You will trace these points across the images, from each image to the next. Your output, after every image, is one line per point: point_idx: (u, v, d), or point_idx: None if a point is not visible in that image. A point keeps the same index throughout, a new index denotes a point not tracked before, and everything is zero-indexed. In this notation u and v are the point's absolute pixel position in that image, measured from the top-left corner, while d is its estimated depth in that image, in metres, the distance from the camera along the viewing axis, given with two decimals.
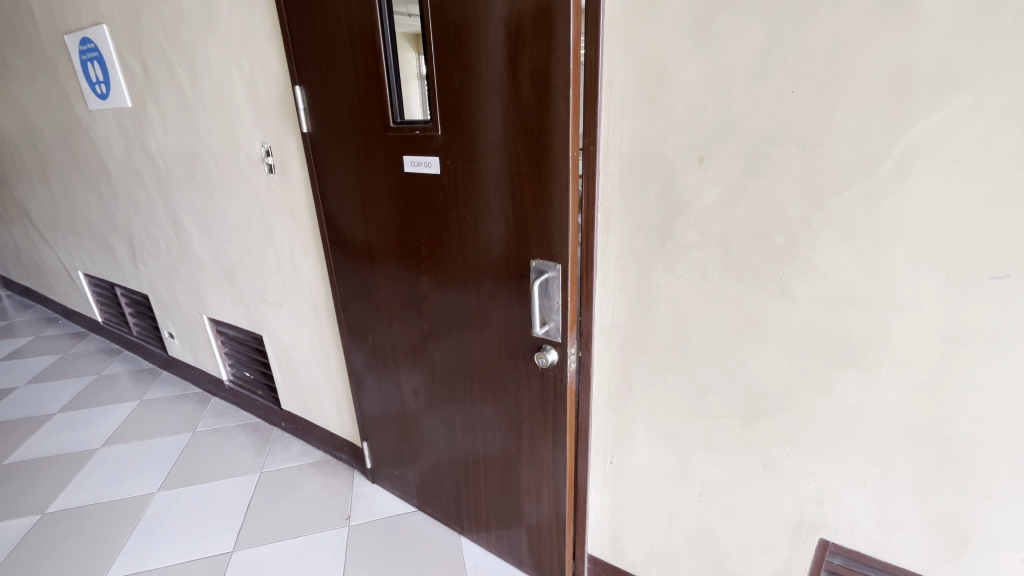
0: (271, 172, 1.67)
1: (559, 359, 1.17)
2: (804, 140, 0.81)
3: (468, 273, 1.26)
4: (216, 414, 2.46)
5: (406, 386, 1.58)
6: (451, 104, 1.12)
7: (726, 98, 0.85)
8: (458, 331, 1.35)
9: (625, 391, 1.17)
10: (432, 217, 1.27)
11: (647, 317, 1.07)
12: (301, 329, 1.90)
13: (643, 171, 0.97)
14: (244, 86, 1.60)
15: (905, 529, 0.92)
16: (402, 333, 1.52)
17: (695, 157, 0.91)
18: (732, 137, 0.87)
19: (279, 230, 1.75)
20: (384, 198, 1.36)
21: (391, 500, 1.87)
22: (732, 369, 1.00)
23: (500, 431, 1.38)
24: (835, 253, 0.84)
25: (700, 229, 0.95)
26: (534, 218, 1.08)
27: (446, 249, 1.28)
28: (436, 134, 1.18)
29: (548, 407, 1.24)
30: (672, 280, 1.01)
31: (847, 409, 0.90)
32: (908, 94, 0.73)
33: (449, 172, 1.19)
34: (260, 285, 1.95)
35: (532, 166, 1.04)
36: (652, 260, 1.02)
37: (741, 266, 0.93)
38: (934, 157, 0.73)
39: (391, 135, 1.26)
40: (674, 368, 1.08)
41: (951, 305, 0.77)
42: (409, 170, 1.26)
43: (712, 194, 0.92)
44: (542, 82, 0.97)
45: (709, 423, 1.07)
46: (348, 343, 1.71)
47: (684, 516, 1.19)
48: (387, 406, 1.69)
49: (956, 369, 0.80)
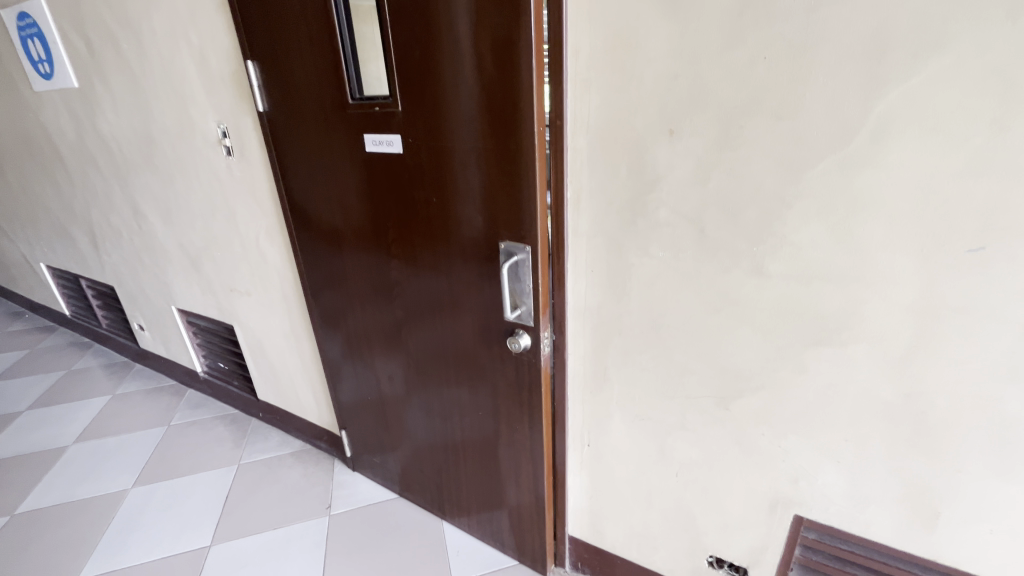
0: (230, 155, 1.58)
1: (532, 344, 1.13)
2: (777, 110, 0.77)
3: (438, 256, 1.21)
4: (191, 406, 2.40)
5: (382, 374, 1.55)
6: (411, 77, 1.05)
7: (697, 65, 0.80)
8: (431, 314, 1.31)
9: (600, 374, 1.14)
10: (398, 200, 1.22)
11: (621, 299, 1.04)
12: (271, 317, 1.84)
13: (613, 145, 0.92)
14: (194, 61, 1.50)
15: (878, 503, 0.92)
16: (374, 320, 1.47)
17: (664, 130, 0.86)
18: (704, 108, 0.82)
19: (242, 215, 1.67)
20: (348, 180, 1.29)
21: (372, 488, 1.85)
22: (707, 350, 0.98)
23: (477, 416, 1.36)
24: (809, 229, 0.81)
25: (672, 206, 0.91)
26: (502, 199, 1.03)
27: (413, 233, 1.23)
28: (398, 110, 1.11)
29: (522, 391, 1.21)
30: (645, 259, 0.97)
31: (822, 386, 0.89)
32: (885, 58, 0.69)
33: (413, 151, 1.13)
34: (227, 273, 1.88)
35: (498, 142, 0.99)
36: (624, 238, 0.98)
37: (715, 243, 0.89)
38: (910, 126, 0.70)
39: (350, 113, 1.19)
40: (650, 350, 1.05)
41: (927, 280, 0.75)
42: (371, 150, 1.20)
43: (684, 168, 0.87)
44: (504, 54, 0.91)
45: (683, 404, 1.06)
46: (321, 331, 1.66)
47: (662, 496, 1.18)
48: (364, 393, 1.65)
49: (930, 344, 0.78)
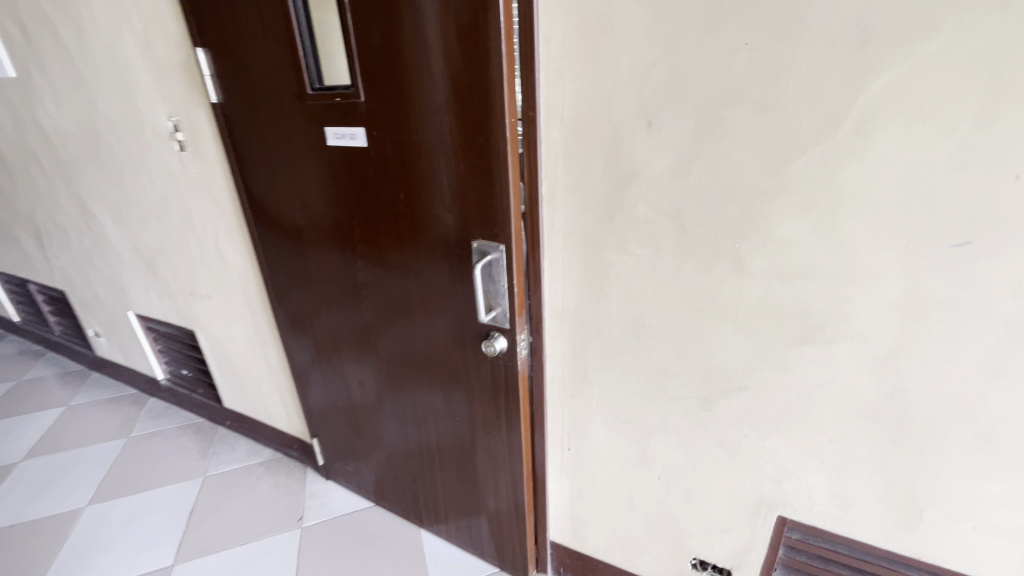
0: (183, 151, 1.47)
1: (508, 347, 1.08)
2: (759, 100, 0.73)
3: (408, 256, 1.15)
4: (153, 416, 2.27)
5: (353, 379, 1.48)
6: (373, 66, 0.98)
7: (675, 52, 0.76)
8: (402, 316, 1.25)
9: (579, 376, 1.10)
10: (364, 197, 1.15)
11: (599, 299, 0.99)
12: (234, 322, 1.75)
13: (589, 138, 0.87)
14: (140, 49, 1.39)
15: (862, 503, 0.91)
16: (342, 323, 1.40)
17: (642, 121, 0.82)
18: (683, 97, 0.77)
19: (199, 214, 1.57)
20: (310, 175, 1.21)
21: (346, 497, 1.78)
22: (688, 350, 0.95)
23: (453, 421, 1.30)
24: (792, 225, 0.77)
25: (651, 201, 0.86)
26: (473, 195, 0.97)
27: (381, 232, 1.16)
28: (360, 101, 1.04)
29: (499, 395, 1.16)
30: (624, 257, 0.93)
31: (806, 386, 0.87)
32: (869, 45, 0.65)
33: (378, 145, 1.06)
34: (186, 276, 1.77)
35: (467, 135, 0.93)
36: (601, 236, 0.94)
37: (696, 241, 0.85)
38: (896, 116, 0.67)
39: (309, 105, 1.12)
40: (630, 351, 1.01)
41: (911, 277, 0.73)
42: (333, 144, 1.12)
43: (662, 162, 0.83)
44: (471, 40, 0.85)
45: (665, 406, 1.02)
46: (287, 335, 1.58)
47: (645, 500, 1.15)
48: (335, 399, 1.58)
49: (914, 342, 0.76)
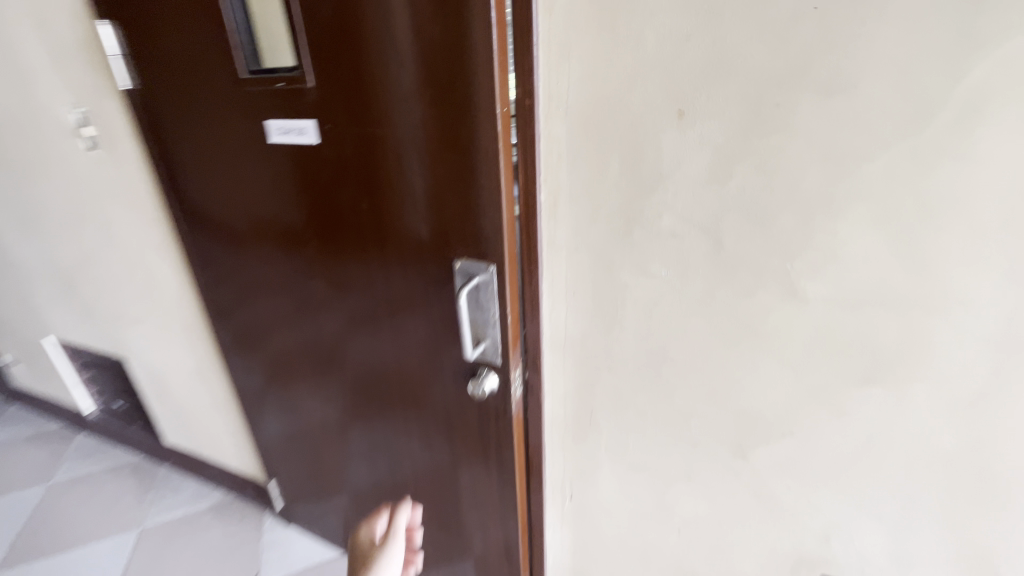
0: (95, 150, 1.22)
1: (501, 386, 0.90)
2: (828, 83, 0.56)
3: (375, 277, 0.95)
4: (81, 455, 1.97)
5: (316, 416, 1.27)
6: (323, 41, 0.77)
7: (717, 21, 0.58)
8: (371, 345, 1.05)
9: (585, 417, 0.93)
10: (319, 206, 0.94)
11: (611, 328, 0.82)
12: (169, 350, 1.49)
13: (601, 133, 0.69)
14: (32, 23, 1.12)
15: (926, 566, 0.76)
16: (300, 354, 1.19)
17: (671, 111, 0.64)
18: (726, 80, 0.60)
19: (119, 226, 1.31)
20: (252, 180, 1.00)
21: (309, 545, 1.56)
22: (720, 390, 0.79)
23: (433, 466, 1.11)
24: (862, 240, 0.62)
25: (680, 211, 0.69)
26: (454, 204, 0.78)
27: (342, 248, 0.96)
28: (308, 87, 0.82)
29: (489, 441, 0.98)
30: (643, 280, 0.76)
31: (866, 433, 0.72)
32: (981, 9, 0.50)
33: (333, 142, 0.85)
34: (109, 298, 1.50)
35: (446, 129, 0.73)
36: (615, 253, 0.76)
37: (736, 260, 0.69)
38: (1010, 102, 0.51)
39: (245, 92, 0.90)
40: (647, 390, 0.84)
41: (1014, 305, 0.58)
42: (278, 141, 0.91)
43: (696, 162, 0.66)
44: (449, 4, 0.65)
45: (689, 452, 0.86)
46: (235, 366, 1.35)
47: (661, 555, 0.99)
48: (296, 437, 1.37)
49: (1009, 383, 0.61)
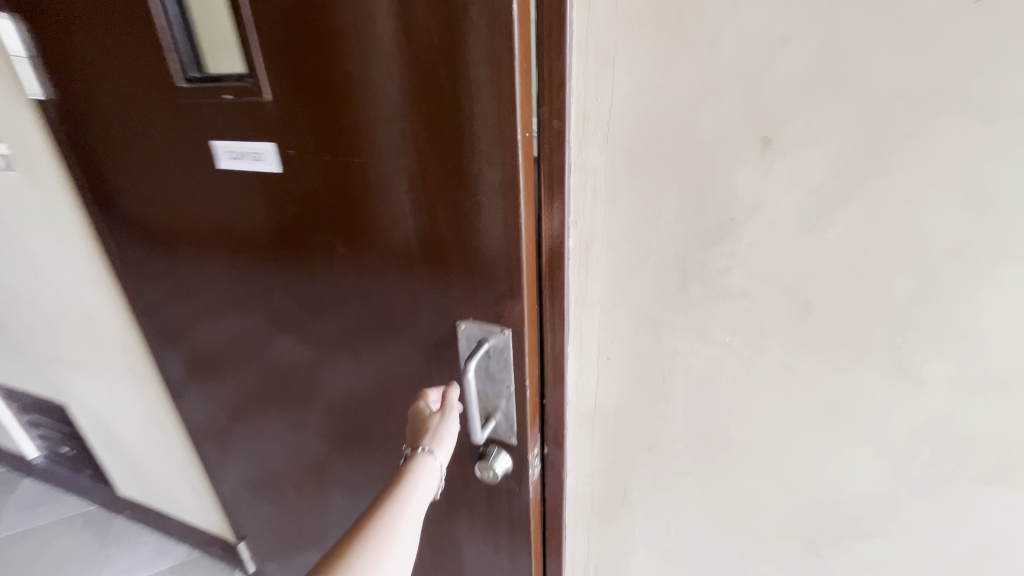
0: (10, 170, 1.01)
1: (516, 467, 0.73)
2: (983, 106, 0.41)
3: (356, 332, 0.77)
4: (24, 507, 1.74)
5: (289, 477, 1.09)
6: (282, 42, 0.59)
7: (829, 17, 0.42)
8: (353, 408, 0.87)
9: (616, 497, 0.77)
10: (284, 246, 0.76)
11: (654, 400, 0.66)
12: (117, 397, 1.29)
13: (652, 164, 0.53)
14: None
15: None
16: (267, 410, 1.00)
17: (753, 139, 0.48)
18: (834, 99, 0.44)
19: (47, 259, 1.10)
20: (200, 211, 0.81)
21: None
22: (791, 478, 0.63)
23: (429, 544, 0.94)
24: (1004, 310, 0.47)
25: (756, 266, 0.53)
26: (458, 251, 0.61)
27: (315, 296, 0.78)
28: (264, 101, 0.64)
29: (499, 524, 0.81)
30: (699, 346, 0.60)
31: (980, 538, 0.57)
32: None
33: (299, 170, 0.67)
34: (43, 338, 1.28)
35: (447, 158, 0.56)
36: (665, 314, 0.60)
37: (828, 328, 0.53)
38: None
39: (185, 105, 0.71)
40: (696, 472, 0.69)
41: None
42: (229, 167, 0.72)
43: (783, 206, 0.50)
44: None
45: (744, 544, 0.71)
46: (192, 420, 1.15)
47: None
48: (267, 499, 1.18)
49: None
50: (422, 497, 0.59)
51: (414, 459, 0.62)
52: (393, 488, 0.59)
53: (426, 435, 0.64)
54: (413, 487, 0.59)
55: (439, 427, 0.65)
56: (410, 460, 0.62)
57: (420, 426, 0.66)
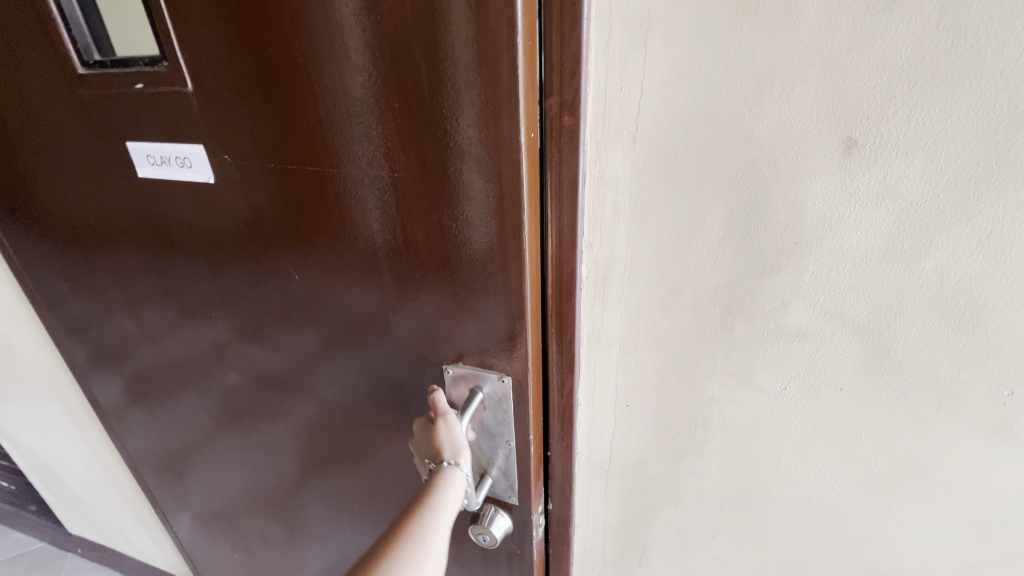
0: None
1: (516, 528, 0.62)
2: None
3: (320, 373, 0.64)
4: None
5: (252, 525, 0.95)
6: (202, 14, 0.45)
7: None
8: (321, 454, 0.74)
9: (631, 555, 0.66)
10: (228, 270, 0.62)
11: (681, 453, 0.55)
12: (54, 432, 1.13)
13: (693, 174, 0.41)
14: None
15: None
16: (222, 453, 0.86)
17: (831, 140, 0.36)
18: (951, 87, 0.33)
19: None
20: (123, 228, 0.66)
21: None
22: (844, 544, 0.53)
23: None
24: None
25: (823, 301, 0.42)
26: (442, 282, 0.49)
27: (268, 329, 0.65)
28: (187, 94, 0.50)
29: None
30: (742, 395, 0.49)
31: None
32: None
33: (238, 180, 0.53)
34: None
35: (426, 167, 0.43)
36: (701, 355, 0.49)
37: (909, 378, 0.42)
38: None
39: (88, 97, 0.56)
40: (728, 534, 0.58)
41: None
42: (151, 175, 0.59)
43: (866, 227, 0.38)
44: None
45: None
46: (138, 460, 1.01)
47: None
48: (229, 545, 1.05)
49: None
50: (452, 512, 0.48)
51: (439, 473, 0.50)
52: (417, 505, 0.48)
53: (443, 443, 0.52)
54: (442, 503, 0.47)
55: (454, 429, 0.52)
56: (433, 473, 0.51)
57: (429, 432, 0.54)
